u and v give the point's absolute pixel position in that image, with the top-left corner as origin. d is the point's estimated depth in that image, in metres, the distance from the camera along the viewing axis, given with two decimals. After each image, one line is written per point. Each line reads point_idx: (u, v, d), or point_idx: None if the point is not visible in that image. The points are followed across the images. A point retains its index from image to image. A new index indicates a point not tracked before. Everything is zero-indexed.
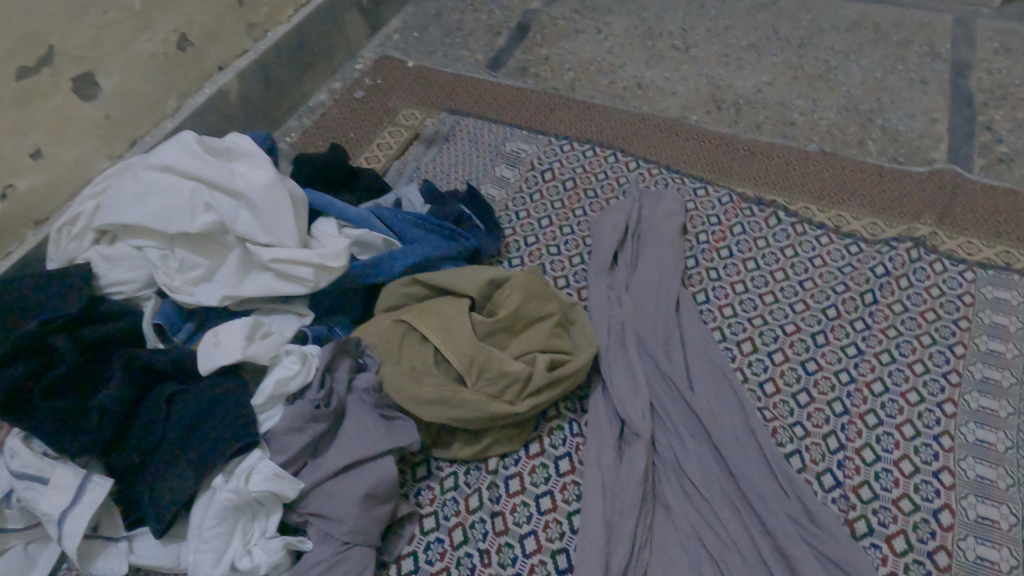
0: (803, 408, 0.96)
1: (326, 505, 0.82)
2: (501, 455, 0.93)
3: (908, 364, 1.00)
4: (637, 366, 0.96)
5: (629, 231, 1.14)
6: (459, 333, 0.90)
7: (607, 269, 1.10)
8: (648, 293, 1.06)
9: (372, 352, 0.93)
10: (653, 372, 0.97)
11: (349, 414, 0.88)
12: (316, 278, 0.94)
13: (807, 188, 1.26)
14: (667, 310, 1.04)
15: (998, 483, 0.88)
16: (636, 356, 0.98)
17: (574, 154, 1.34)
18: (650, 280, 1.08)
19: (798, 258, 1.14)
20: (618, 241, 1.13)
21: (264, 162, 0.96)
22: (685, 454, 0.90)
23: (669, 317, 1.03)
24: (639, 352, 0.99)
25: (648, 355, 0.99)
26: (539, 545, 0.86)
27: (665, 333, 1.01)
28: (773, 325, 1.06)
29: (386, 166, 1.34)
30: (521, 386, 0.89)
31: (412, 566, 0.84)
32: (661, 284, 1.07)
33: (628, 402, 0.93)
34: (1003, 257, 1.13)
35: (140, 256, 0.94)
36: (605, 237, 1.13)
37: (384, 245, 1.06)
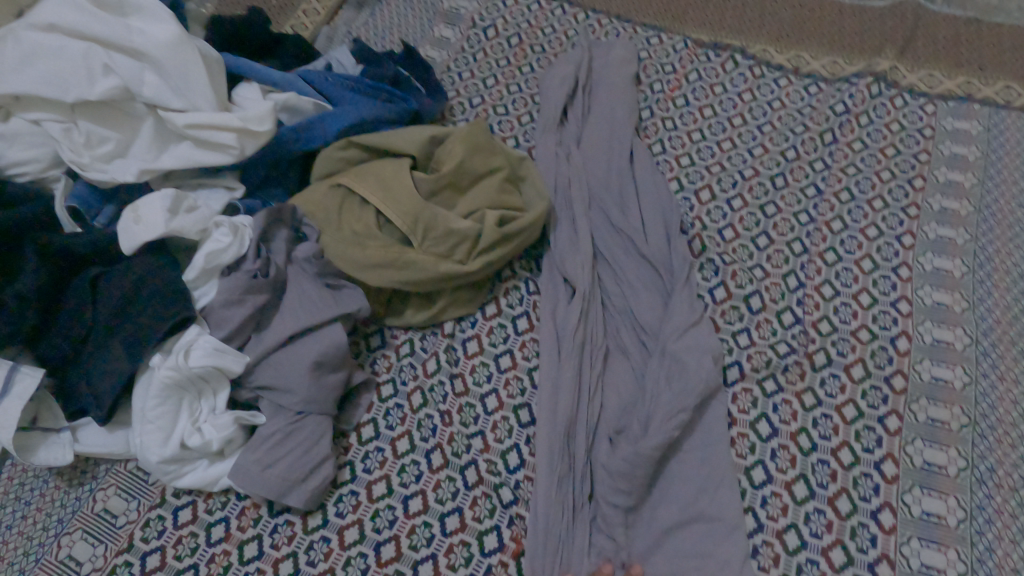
0: (762, 250, 0.94)
1: (275, 376, 0.78)
2: (457, 318, 0.90)
3: (867, 201, 0.98)
4: (586, 221, 0.92)
5: (580, 81, 1.06)
6: (400, 193, 0.85)
7: (556, 127, 1.03)
8: (599, 146, 0.99)
9: (310, 222, 0.87)
10: (604, 225, 0.93)
11: (291, 285, 0.83)
12: (240, 144, 0.86)
13: (765, 30, 1.19)
14: (618, 159, 0.97)
15: (954, 307, 0.88)
16: (584, 210, 0.93)
17: (518, 8, 1.24)
18: (602, 133, 1.01)
19: (756, 101, 1.09)
20: (569, 95, 1.04)
21: (165, 15, 0.84)
22: (638, 302, 0.87)
23: (619, 166, 0.97)
24: (588, 205, 0.94)
25: (598, 209, 0.94)
26: (501, 403, 0.84)
27: (616, 183, 0.95)
28: (732, 171, 1.02)
29: (314, 34, 1.23)
30: (471, 244, 0.85)
31: (372, 432, 0.82)
32: (612, 134, 1.00)
33: (578, 257, 0.89)
34: (965, 87, 1.09)
35: (38, 132, 0.85)
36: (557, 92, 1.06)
37: (315, 109, 0.97)
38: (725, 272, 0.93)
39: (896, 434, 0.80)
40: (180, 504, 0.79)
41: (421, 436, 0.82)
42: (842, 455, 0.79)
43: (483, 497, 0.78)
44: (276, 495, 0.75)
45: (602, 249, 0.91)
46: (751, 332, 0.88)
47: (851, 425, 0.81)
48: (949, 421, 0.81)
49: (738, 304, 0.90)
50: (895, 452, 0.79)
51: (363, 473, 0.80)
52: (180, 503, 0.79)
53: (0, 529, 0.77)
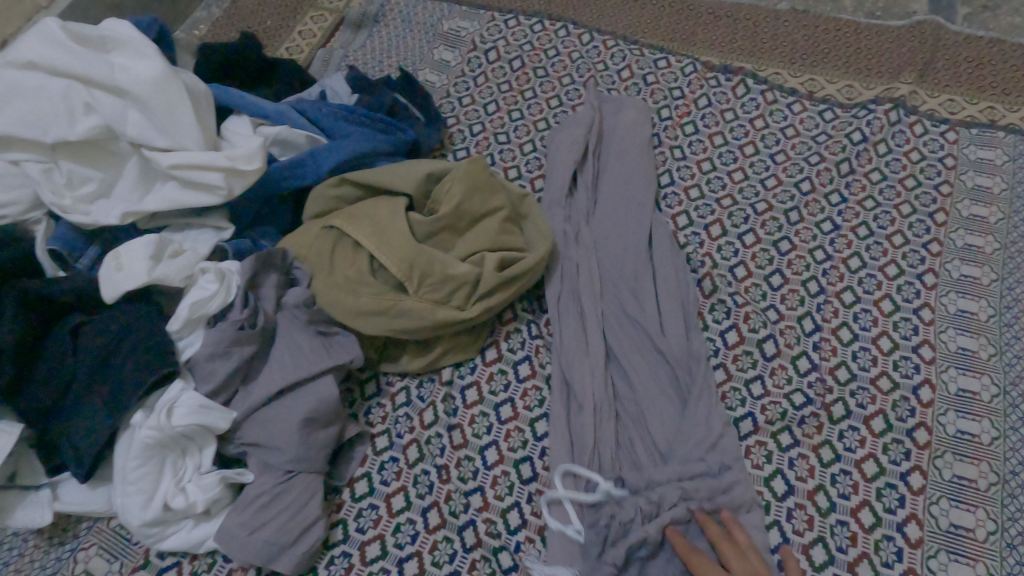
0: (776, 290, 0.90)
1: (263, 433, 0.74)
2: (456, 364, 0.86)
3: (886, 237, 0.93)
4: (596, 316, 0.86)
5: (590, 147, 0.99)
6: (395, 236, 0.81)
7: (565, 199, 0.95)
8: (613, 227, 0.92)
9: (301, 266, 0.83)
10: (615, 323, 0.85)
11: (280, 333, 0.80)
12: (228, 184, 0.82)
13: (777, 52, 1.14)
14: (632, 246, 0.90)
15: (980, 353, 0.84)
16: (594, 306, 0.86)
17: (521, 29, 1.19)
18: (618, 211, 0.93)
19: (768, 129, 1.05)
20: (578, 159, 0.98)
21: (150, 52, 0.81)
22: (653, 414, 0.79)
23: (631, 253, 0.90)
24: (597, 299, 0.87)
25: (607, 302, 0.87)
26: (501, 456, 0.80)
27: (628, 273, 0.88)
28: (744, 205, 0.97)
29: (310, 58, 1.20)
30: (470, 289, 0.80)
31: (366, 488, 0.79)
32: (623, 215, 0.93)
33: (586, 357, 0.83)
34: (987, 113, 1.04)
35: (17, 173, 0.81)
36: (566, 130, 1.01)
37: (308, 143, 0.94)
38: (737, 314, 0.88)
39: (920, 493, 0.75)
40: (165, 565, 0.75)
41: (417, 493, 0.78)
42: (863, 516, 0.75)
43: (482, 561, 0.74)
44: (263, 560, 0.71)
45: (613, 349, 0.84)
46: (765, 380, 0.83)
47: (872, 483, 0.76)
48: (976, 480, 0.76)
49: (751, 350, 0.85)
50: (918, 513, 0.74)
51: (356, 533, 0.76)
52: (165, 565, 0.75)
53: None
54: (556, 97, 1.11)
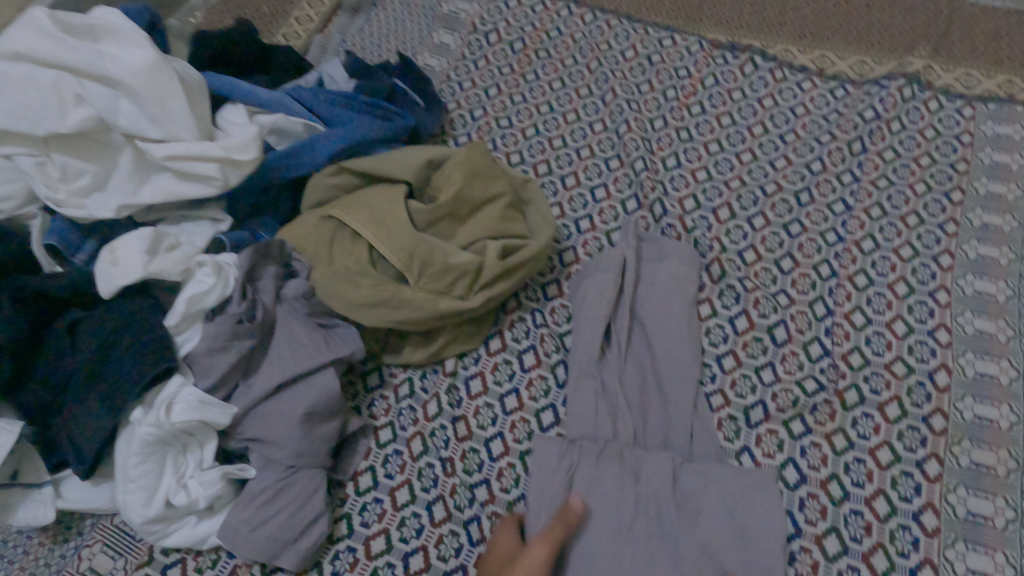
0: (787, 274, 0.87)
1: (263, 428, 0.73)
2: (459, 355, 0.84)
3: (901, 217, 0.90)
4: (614, 395, 0.79)
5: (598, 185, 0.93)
6: (394, 225, 0.79)
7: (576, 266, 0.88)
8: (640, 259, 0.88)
9: (299, 257, 0.82)
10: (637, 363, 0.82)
11: (279, 326, 0.78)
12: (224, 175, 0.81)
13: (785, 28, 1.11)
14: (658, 317, 0.83)
15: (998, 336, 0.81)
16: (612, 383, 0.80)
17: (522, 9, 1.16)
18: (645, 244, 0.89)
19: (777, 108, 1.02)
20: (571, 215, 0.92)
21: (141, 40, 0.79)
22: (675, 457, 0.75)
23: (657, 325, 0.83)
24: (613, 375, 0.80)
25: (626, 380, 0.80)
26: (507, 448, 0.79)
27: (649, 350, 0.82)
28: (753, 186, 0.95)
29: (307, 43, 1.17)
30: (472, 278, 0.79)
31: (370, 482, 0.77)
32: (652, 279, 0.86)
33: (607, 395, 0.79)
34: (1005, 87, 1.01)
35: (10, 166, 0.79)
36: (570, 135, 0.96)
37: (305, 130, 0.92)
38: (746, 300, 0.86)
39: (937, 480, 0.74)
40: (169, 562, 0.75)
41: (422, 486, 0.77)
42: (877, 505, 0.73)
43: None
44: (266, 557, 0.70)
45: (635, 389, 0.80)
46: (776, 367, 0.81)
47: (886, 471, 0.74)
48: (994, 466, 0.74)
49: (761, 336, 0.83)
50: (935, 501, 0.73)
51: (361, 527, 0.75)
52: (170, 561, 0.75)
53: None
54: (559, 79, 1.09)
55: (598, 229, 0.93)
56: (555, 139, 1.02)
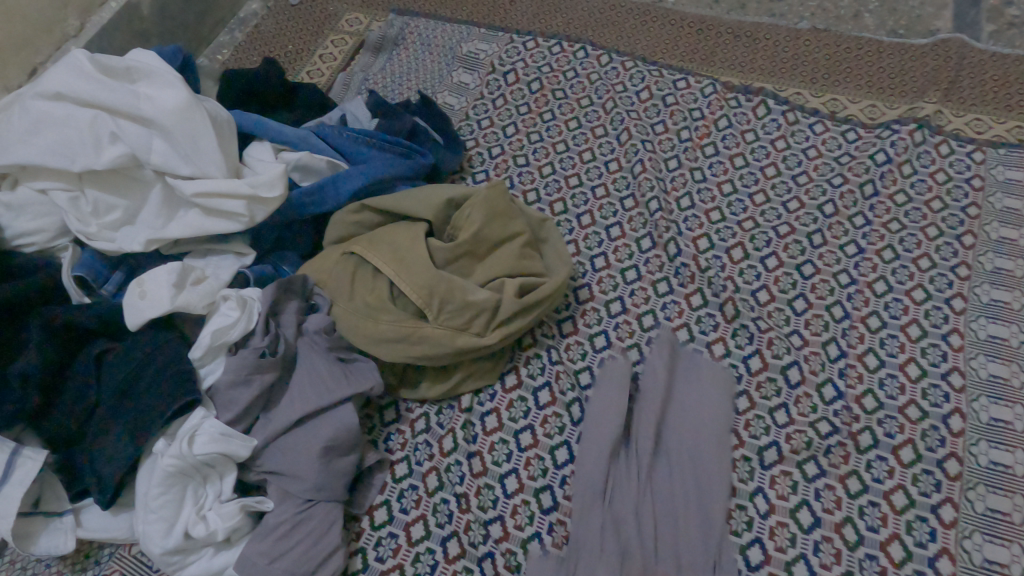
0: (800, 315, 0.88)
1: (283, 462, 0.74)
2: (475, 391, 0.85)
3: (913, 260, 0.91)
4: (634, 442, 0.80)
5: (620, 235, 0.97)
6: (415, 263, 0.80)
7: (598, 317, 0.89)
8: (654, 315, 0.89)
9: (321, 292, 0.84)
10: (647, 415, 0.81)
11: (300, 360, 0.80)
12: (250, 212, 0.84)
13: (797, 72, 1.14)
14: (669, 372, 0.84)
15: (1012, 381, 0.82)
16: (633, 430, 0.80)
17: (539, 50, 1.20)
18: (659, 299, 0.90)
19: (790, 150, 1.04)
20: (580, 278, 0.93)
21: (175, 81, 0.82)
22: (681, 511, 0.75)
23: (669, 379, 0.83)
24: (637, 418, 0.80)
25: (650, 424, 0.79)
26: (521, 485, 0.79)
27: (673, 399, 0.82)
28: (766, 227, 0.96)
29: (330, 81, 1.21)
30: (490, 315, 0.80)
31: (385, 516, 0.78)
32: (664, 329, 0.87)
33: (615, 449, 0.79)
34: (1014, 133, 1.02)
35: (46, 201, 0.82)
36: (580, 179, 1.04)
37: (329, 168, 0.95)
38: (760, 340, 0.87)
39: (951, 526, 0.73)
40: None
41: (436, 522, 0.77)
42: (892, 549, 0.73)
43: None
44: None
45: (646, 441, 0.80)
46: (790, 409, 0.82)
47: (901, 515, 0.74)
48: (1010, 513, 0.74)
49: (775, 377, 0.84)
50: (950, 547, 0.72)
51: (375, 562, 0.76)
52: None
53: None
54: (575, 119, 1.11)
55: (613, 267, 0.95)
56: (571, 178, 1.04)
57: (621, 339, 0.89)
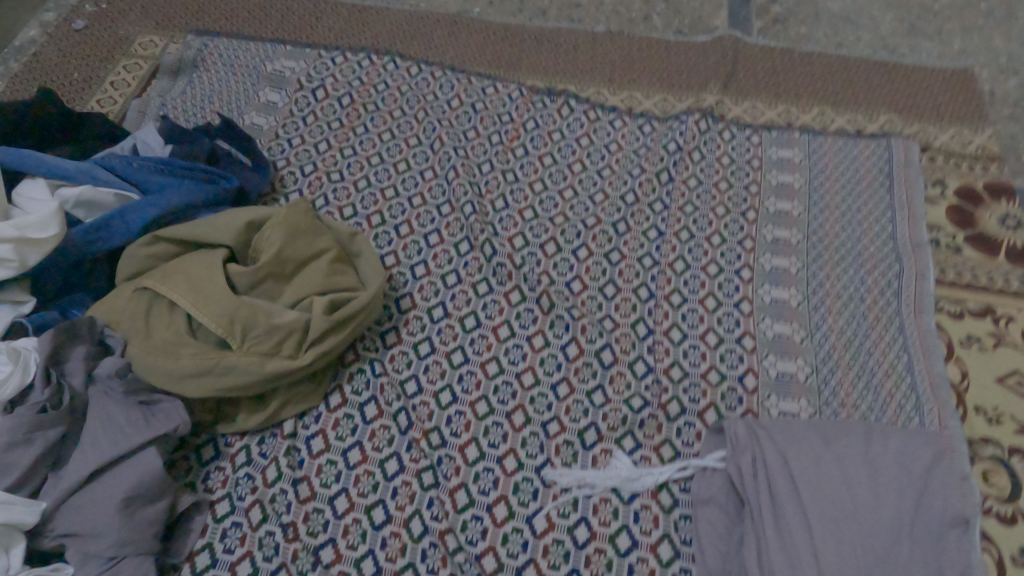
0: (610, 300, 0.93)
1: (79, 521, 0.69)
2: (299, 415, 0.83)
3: (706, 238, 0.99)
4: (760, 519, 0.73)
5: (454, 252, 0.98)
6: (214, 291, 0.77)
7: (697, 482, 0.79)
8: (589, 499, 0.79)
9: (113, 333, 0.77)
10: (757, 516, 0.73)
11: (93, 408, 0.73)
12: (21, 256, 0.76)
13: (595, 72, 1.21)
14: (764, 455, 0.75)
15: (794, 337, 0.91)
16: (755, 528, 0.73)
17: (348, 65, 1.19)
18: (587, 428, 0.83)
19: (593, 146, 1.10)
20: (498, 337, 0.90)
21: None
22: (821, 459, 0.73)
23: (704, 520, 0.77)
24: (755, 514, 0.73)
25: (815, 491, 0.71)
26: (352, 503, 0.78)
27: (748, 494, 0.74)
28: (576, 221, 1.01)
29: (123, 109, 1.14)
30: (300, 336, 0.78)
31: (207, 560, 0.74)
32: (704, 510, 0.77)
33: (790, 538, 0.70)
34: (783, 116, 1.14)
35: None
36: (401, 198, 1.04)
37: (117, 200, 0.89)
38: (575, 328, 0.91)
39: None
40: None
41: (264, 556, 0.74)
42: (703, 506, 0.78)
43: None
44: None
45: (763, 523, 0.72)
46: (606, 388, 0.86)
47: None
48: None
49: (591, 360, 0.88)
50: None
51: None
52: None
53: None
54: (388, 131, 1.12)
55: (433, 274, 0.96)
56: (387, 189, 1.05)
57: (445, 344, 0.90)
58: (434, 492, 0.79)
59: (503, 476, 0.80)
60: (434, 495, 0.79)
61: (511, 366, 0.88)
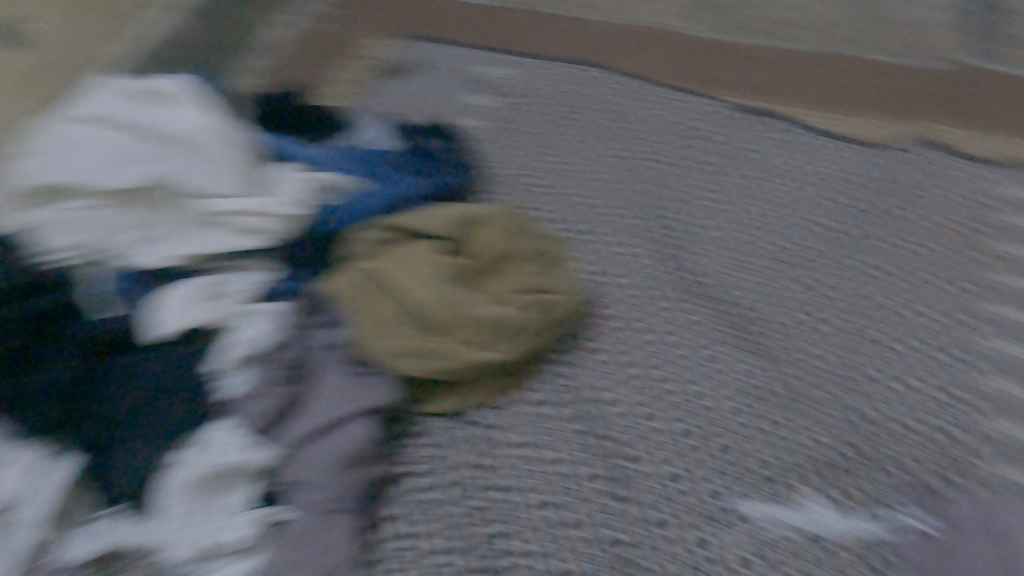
0: (806, 329, 0.90)
1: (298, 473, 0.76)
2: (487, 405, 0.87)
3: (916, 277, 0.94)
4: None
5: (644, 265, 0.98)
6: (436, 279, 0.84)
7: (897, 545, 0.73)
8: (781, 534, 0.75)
9: (338, 308, 0.85)
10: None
11: (316, 373, 0.83)
12: (280, 227, 0.91)
13: (799, 94, 1.19)
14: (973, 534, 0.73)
15: (1016, 395, 0.83)
16: None
17: (549, 75, 1.24)
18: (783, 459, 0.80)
19: (793, 170, 1.07)
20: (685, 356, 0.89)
21: (210, 109, 0.94)
22: None
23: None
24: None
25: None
26: (534, 497, 0.80)
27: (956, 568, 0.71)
28: (771, 244, 0.99)
29: (343, 103, 1.23)
30: (508, 329, 0.84)
31: (398, 529, 0.78)
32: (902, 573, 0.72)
33: None
34: (1006, 152, 1.09)
35: (83, 217, 0.86)
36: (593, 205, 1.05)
37: (342, 188, 0.97)
38: (768, 355, 0.88)
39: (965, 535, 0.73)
40: None
41: (449, 534, 0.78)
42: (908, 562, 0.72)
43: None
44: None
45: None
46: (799, 422, 0.83)
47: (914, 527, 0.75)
48: None
49: (784, 390, 0.85)
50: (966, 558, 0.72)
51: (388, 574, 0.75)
52: None
53: None
54: (583, 140, 1.14)
55: (623, 283, 0.97)
56: (581, 197, 1.06)
57: (630, 354, 0.90)
58: (615, 500, 0.79)
59: (686, 495, 0.79)
60: (615, 502, 0.79)
61: (698, 385, 0.87)
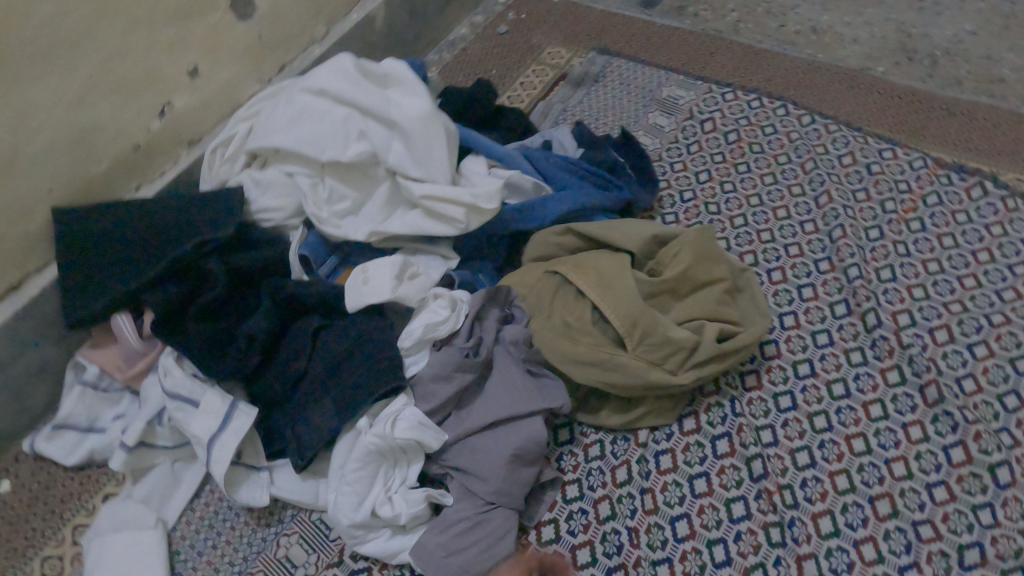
0: (1011, 412, 0.82)
1: (470, 461, 0.77)
2: (652, 428, 0.86)
3: None
4: None
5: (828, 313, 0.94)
6: (621, 290, 0.82)
7: None
8: None
9: (520, 305, 0.86)
10: None
11: (496, 367, 0.83)
12: (467, 220, 0.88)
13: (1018, 157, 1.07)
14: None
15: None
16: None
17: (739, 103, 1.20)
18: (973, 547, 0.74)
19: (1008, 238, 0.98)
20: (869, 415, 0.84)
21: (421, 89, 0.89)
22: None
23: None
24: None
25: None
26: (693, 531, 0.78)
27: None
28: (977, 313, 0.91)
29: (529, 108, 1.27)
30: (686, 354, 0.80)
31: (553, 534, 0.79)
32: None
33: None
34: None
35: (289, 183, 0.91)
36: (777, 243, 1.02)
37: (534, 190, 0.99)
38: (965, 431, 0.81)
39: None
40: (356, 568, 0.78)
41: (604, 551, 0.78)
42: None
43: None
44: None
45: None
46: (996, 510, 0.76)
47: None
48: None
49: (980, 473, 0.79)
50: None
51: None
52: (357, 568, 0.78)
53: (193, 553, 0.81)
54: (771, 174, 1.10)
55: (803, 328, 0.93)
56: (763, 232, 1.04)
57: (808, 404, 0.86)
58: (780, 551, 0.76)
59: (858, 562, 0.75)
60: (781, 554, 0.76)
61: (880, 450, 0.82)
